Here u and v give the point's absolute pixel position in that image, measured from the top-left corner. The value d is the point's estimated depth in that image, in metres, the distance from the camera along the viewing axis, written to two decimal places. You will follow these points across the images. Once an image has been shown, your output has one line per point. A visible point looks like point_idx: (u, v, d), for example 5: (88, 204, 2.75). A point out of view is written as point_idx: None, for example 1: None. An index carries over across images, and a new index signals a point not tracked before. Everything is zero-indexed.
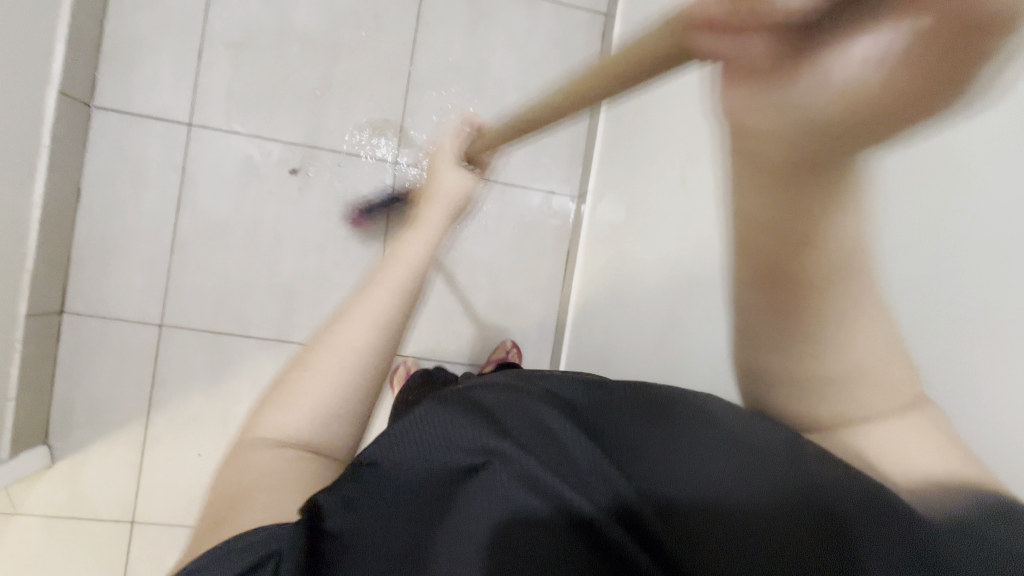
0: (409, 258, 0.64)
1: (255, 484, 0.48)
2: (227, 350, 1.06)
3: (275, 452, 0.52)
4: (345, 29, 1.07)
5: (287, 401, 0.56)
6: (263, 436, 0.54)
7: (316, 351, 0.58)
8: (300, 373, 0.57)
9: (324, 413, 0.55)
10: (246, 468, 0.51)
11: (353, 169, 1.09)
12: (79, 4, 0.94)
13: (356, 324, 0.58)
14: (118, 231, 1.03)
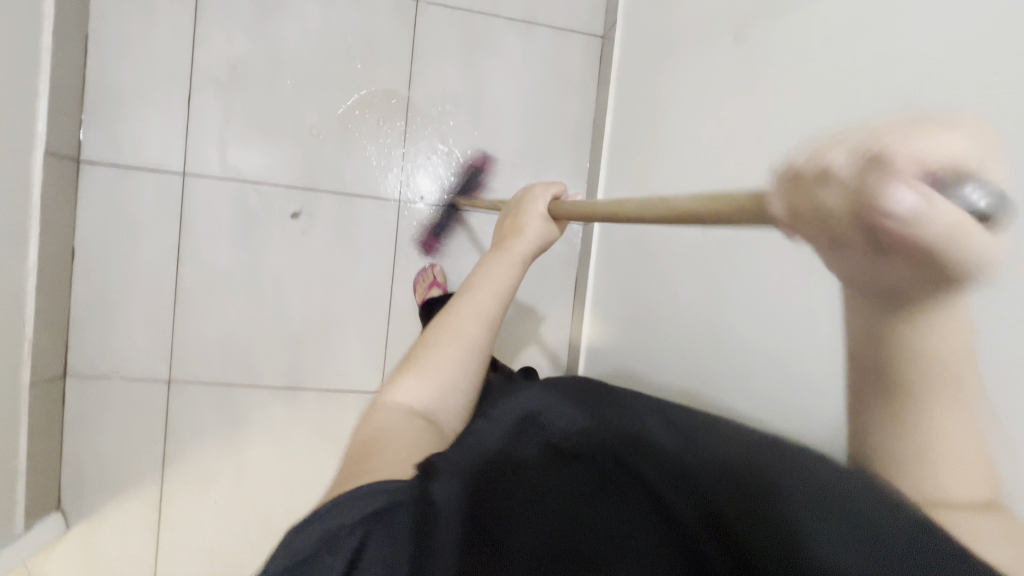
0: (500, 288, 0.66)
1: (394, 442, 0.53)
2: (239, 400, 1.04)
3: (402, 418, 0.57)
4: (338, 66, 1.04)
5: (419, 375, 0.61)
6: (397, 403, 0.59)
7: (434, 333, 0.64)
8: (433, 348, 0.63)
9: (445, 388, 0.61)
10: (384, 425, 0.56)
11: (355, 208, 1.07)
12: (58, 57, 0.89)
13: (465, 323, 0.64)
14: (117, 287, 0.99)
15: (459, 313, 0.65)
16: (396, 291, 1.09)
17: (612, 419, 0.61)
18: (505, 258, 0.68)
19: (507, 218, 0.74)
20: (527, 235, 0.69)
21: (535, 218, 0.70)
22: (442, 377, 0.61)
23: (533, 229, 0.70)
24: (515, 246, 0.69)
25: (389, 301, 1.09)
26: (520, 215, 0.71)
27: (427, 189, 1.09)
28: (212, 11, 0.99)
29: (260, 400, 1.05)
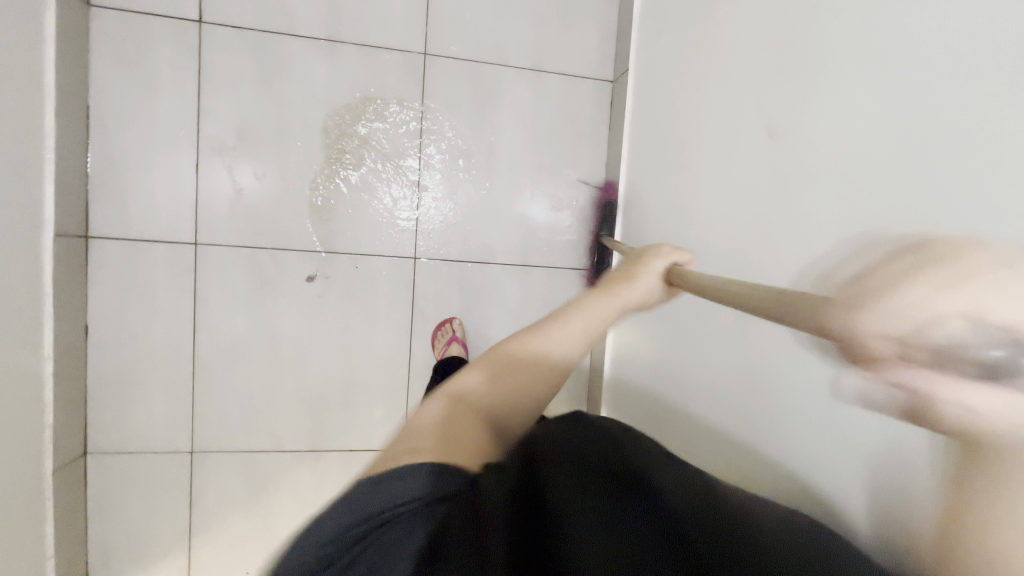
0: (595, 321, 0.62)
1: (461, 434, 0.48)
2: (263, 466, 1.04)
3: (465, 409, 0.52)
4: (347, 124, 1.03)
5: (491, 370, 0.56)
6: (465, 393, 0.54)
7: (514, 343, 0.59)
8: (508, 351, 0.58)
9: (515, 401, 0.55)
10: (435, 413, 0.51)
11: (370, 268, 1.06)
12: (62, 135, 0.87)
13: (546, 343, 0.58)
14: (135, 362, 0.98)
15: (548, 337, 0.59)
16: (415, 349, 1.09)
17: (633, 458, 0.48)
18: (609, 302, 0.64)
19: (623, 262, 0.71)
20: (637, 287, 0.66)
21: (653, 274, 0.68)
22: (515, 395, 0.55)
23: (645, 280, 0.67)
24: (625, 295, 0.65)
25: (409, 358, 1.08)
26: (638, 264, 0.69)
27: (442, 244, 1.08)
28: (215, 75, 0.97)
29: (284, 464, 1.05)
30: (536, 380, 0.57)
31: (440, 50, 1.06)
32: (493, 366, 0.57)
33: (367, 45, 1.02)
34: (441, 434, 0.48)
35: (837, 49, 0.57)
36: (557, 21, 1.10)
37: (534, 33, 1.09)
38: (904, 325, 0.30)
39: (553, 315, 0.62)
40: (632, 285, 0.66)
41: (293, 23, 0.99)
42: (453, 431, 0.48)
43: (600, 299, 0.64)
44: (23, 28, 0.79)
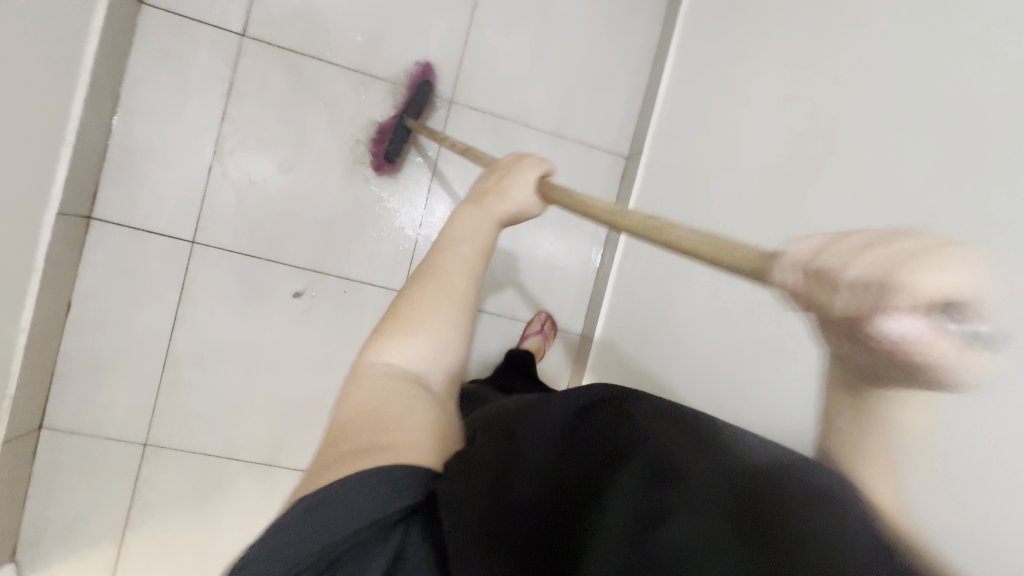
0: (468, 249, 0.58)
1: (407, 418, 0.47)
2: (213, 472, 1.03)
3: (393, 388, 0.50)
4: (362, 153, 1.05)
5: (415, 334, 0.54)
6: (384, 370, 0.52)
7: (406, 300, 0.56)
8: (413, 306, 0.55)
9: (442, 357, 0.55)
10: (364, 395, 0.49)
11: (358, 295, 1.07)
12: (86, 122, 0.90)
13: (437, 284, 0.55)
14: (109, 346, 0.99)
15: (436, 289, 0.56)
16: None
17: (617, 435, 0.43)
18: (478, 214, 0.60)
19: (490, 172, 0.65)
20: (513, 201, 0.61)
21: (527, 183, 0.62)
22: (431, 340, 0.54)
23: (523, 198, 0.61)
24: (494, 204, 0.60)
25: None
26: (509, 172, 0.63)
27: None
28: (246, 87, 1.00)
29: (235, 474, 1.04)
30: (444, 332, 0.55)
31: (465, 100, 1.09)
32: (388, 333, 0.54)
33: (396, 84, 1.06)
34: (430, 429, 0.47)
35: (891, 103, 0.58)
36: (583, 92, 1.13)
37: (559, 100, 1.12)
38: (941, 284, 0.25)
39: (429, 257, 0.59)
40: (501, 201, 0.60)
41: (330, 51, 1.03)
42: (368, 416, 0.47)
43: (468, 223, 0.59)
44: (67, 17, 0.83)
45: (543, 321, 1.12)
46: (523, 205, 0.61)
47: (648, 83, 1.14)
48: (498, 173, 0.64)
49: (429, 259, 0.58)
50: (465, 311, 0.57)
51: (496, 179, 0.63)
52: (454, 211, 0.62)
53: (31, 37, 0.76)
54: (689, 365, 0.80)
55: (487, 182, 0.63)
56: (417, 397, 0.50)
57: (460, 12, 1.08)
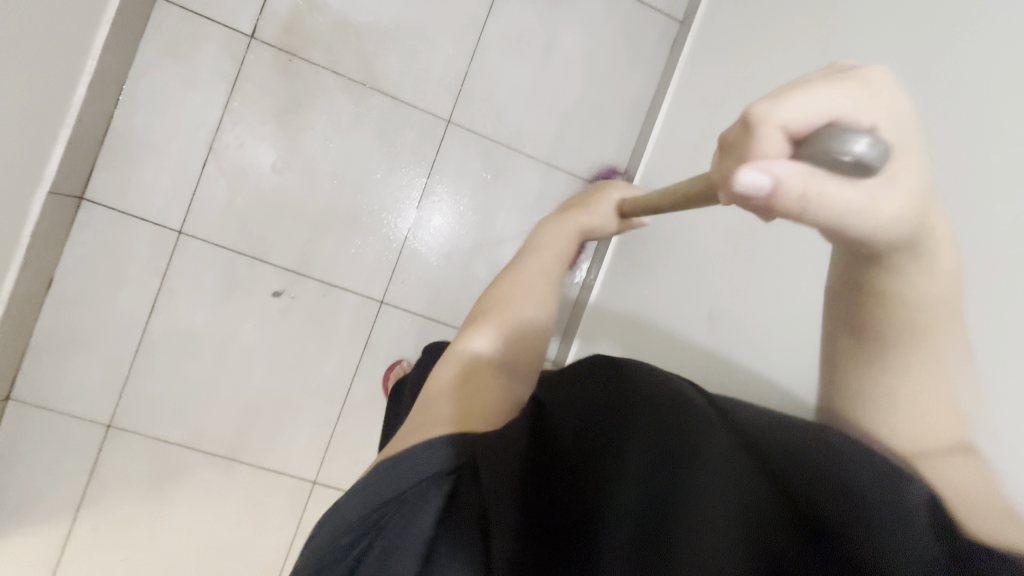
0: (548, 258, 0.77)
1: (479, 395, 0.60)
2: (175, 459, 1.04)
3: (476, 369, 0.64)
4: (355, 163, 1.08)
5: (490, 324, 0.69)
6: (472, 352, 0.66)
7: (502, 290, 0.73)
8: (501, 298, 0.72)
9: (511, 348, 0.68)
10: (445, 375, 0.64)
11: (337, 300, 1.08)
12: (88, 106, 0.93)
13: (529, 277, 0.74)
14: (84, 325, 1.00)
15: (522, 289, 0.73)
16: (355, 389, 1.10)
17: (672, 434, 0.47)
18: (561, 230, 0.78)
19: (580, 197, 0.86)
20: (594, 215, 0.78)
21: (610, 202, 0.79)
22: (508, 330, 0.69)
23: (599, 214, 0.78)
24: (577, 218, 0.79)
25: (347, 395, 1.10)
26: (600, 193, 0.82)
27: (411, 296, 1.11)
28: (249, 87, 1.03)
29: (195, 464, 1.05)
30: (526, 326, 0.70)
31: (462, 122, 1.11)
32: (477, 325, 0.70)
33: (397, 99, 1.09)
34: (461, 405, 0.58)
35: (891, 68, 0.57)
36: (579, 125, 1.16)
37: (555, 130, 1.15)
38: (800, 119, 0.29)
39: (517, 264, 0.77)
40: (584, 215, 0.78)
41: (335, 61, 1.06)
42: (452, 392, 0.61)
43: (553, 235, 0.79)
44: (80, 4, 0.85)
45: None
46: (603, 219, 0.78)
47: (643, 123, 1.16)
48: (585, 198, 0.84)
49: (518, 267, 0.76)
50: (544, 310, 0.73)
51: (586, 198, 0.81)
52: (544, 224, 0.82)
53: (40, 21, 0.78)
54: (683, 311, 0.86)
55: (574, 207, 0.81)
56: (494, 380, 0.63)
57: (466, 36, 1.10)
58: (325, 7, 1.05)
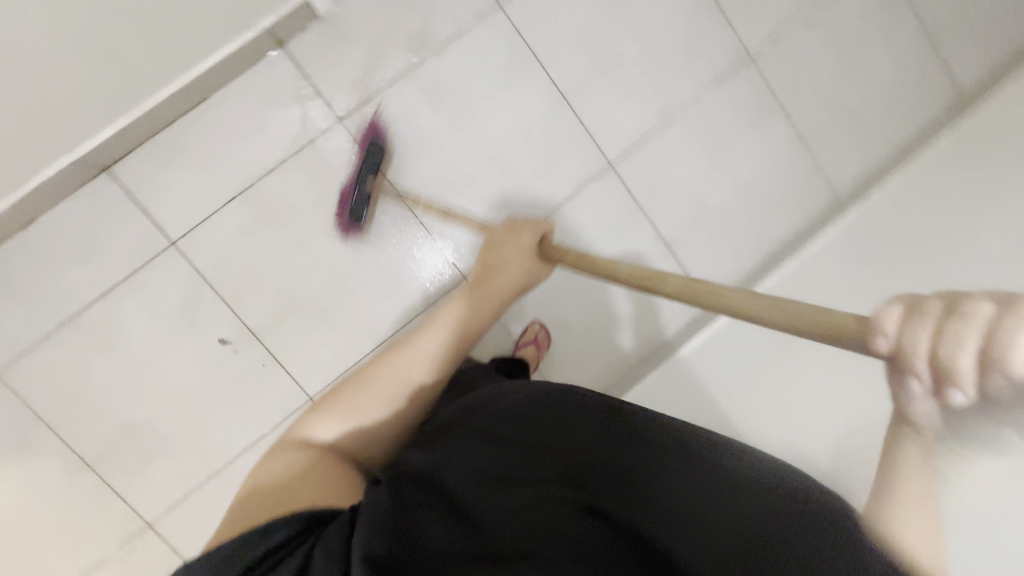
0: (428, 345, 0.69)
1: (316, 478, 0.55)
2: (38, 434, 1.01)
3: (318, 454, 0.58)
4: (362, 267, 1.09)
5: (347, 411, 0.63)
6: (311, 440, 0.61)
7: (375, 368, 0.67)
8: (373, 375, 0.66)
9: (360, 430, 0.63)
10: (275, 463, 0.57)
11: (270, 376, 1.07)
12: (155, 108, 0.95)
13: (413, 360, 0.68)
14: (31, 275, 0.99)
15: (393, 365, 0.67)
16: (236, 461, 1.08)
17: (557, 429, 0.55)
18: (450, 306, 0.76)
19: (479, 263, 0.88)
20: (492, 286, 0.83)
21: (516, 256, 0.88)
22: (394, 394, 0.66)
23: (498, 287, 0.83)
24: (483, 290, 0.81)
25: (225, 463, 1.07)
26: (504, 246, 0.90)
27: None
28: (311, 159, 1.06)
29: (52, 450, 1.02)
30: (394, 395, 0.66)
31: None
32: (334, 407, 0.64)
33: (431, 236, 1.11)
34: (295, 484, 0.54)
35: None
36: (574, 341, 1.19)
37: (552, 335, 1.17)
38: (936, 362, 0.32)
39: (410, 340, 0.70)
40: (494, 275, 0.84)
41: (399, 177, 1.09)
42: (291, 483, 0.54)
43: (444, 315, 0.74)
44: (184, 39, 0.90)
45: (537, 332, 1.15)
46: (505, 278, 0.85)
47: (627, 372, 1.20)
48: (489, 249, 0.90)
49: (393, 351, 0.69)
50: (429, 389, 0.68)
51: (494, 249, 0.91)
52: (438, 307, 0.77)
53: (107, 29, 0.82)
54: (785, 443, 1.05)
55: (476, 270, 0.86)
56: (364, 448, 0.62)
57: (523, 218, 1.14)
58: (416, 132, 1.09)
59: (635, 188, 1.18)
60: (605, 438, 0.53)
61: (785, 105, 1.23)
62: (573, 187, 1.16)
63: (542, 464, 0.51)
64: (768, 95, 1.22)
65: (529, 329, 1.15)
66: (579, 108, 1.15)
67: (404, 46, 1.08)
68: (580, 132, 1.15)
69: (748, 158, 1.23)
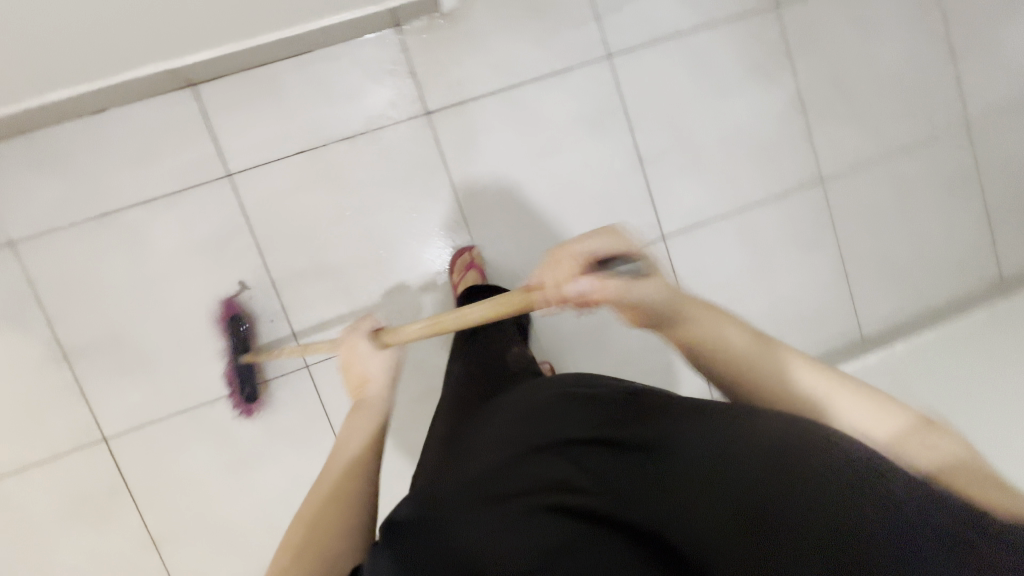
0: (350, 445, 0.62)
1: None
2: (29, 313, 0.99)
3: None
4: (399, 255, 1.10)
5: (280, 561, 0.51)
6: None
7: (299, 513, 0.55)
8: (297, 521, 0.55)
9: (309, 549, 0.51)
10: None
11: (275, 330, 1.06)
12: (260, 47, 0.96)
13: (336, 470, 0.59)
14: (82, 161, 0.98)
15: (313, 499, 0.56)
16: (212, 403, 1.06)
17: (540, 427, 0.52)
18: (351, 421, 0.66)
19: (344, 379, 0.72)
20: (371, 397, 0.69)
21: (366, 352, 0.71)
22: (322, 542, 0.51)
23: (376, 394, 0.68)
24: (366, 400, 0.68)
25: (202, 401, 1.06)
26: (352, 361, 0.71)
27: (329, 382, 1.10)
28: (387, 140, 1.07)
29: (35, 334, 1.00)
30: (325, 513, 0.54)
31: None
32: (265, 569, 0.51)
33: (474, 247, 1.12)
34: None
35: None
36: None
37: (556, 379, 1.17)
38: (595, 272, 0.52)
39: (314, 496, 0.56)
40: (372, 381, 0.69)
41: (463, 182, 1.11)
42: None
43: (351, 429, 0.64)
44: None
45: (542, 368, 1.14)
46: (373, 376, 0.69)
47: None
48: (346, 369, 0.72)
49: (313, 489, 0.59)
50: (364, 475, 0.59)
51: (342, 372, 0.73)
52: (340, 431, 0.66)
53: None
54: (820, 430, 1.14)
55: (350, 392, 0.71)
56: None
57: None
58: (493, 146, 1.11)
59: (678, 264, 1.20)
60: (606, 443, 0.47)
61: (840, 233, 1.26)
62: None
63: (533, 474, 0.47)
64: (826, 220, 1.25)
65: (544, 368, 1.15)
66: (650, 175, 1.17)
67: (509, 66, 1.10)
68: (644, 197, 1.18)
69: (789, 272, 1.25)
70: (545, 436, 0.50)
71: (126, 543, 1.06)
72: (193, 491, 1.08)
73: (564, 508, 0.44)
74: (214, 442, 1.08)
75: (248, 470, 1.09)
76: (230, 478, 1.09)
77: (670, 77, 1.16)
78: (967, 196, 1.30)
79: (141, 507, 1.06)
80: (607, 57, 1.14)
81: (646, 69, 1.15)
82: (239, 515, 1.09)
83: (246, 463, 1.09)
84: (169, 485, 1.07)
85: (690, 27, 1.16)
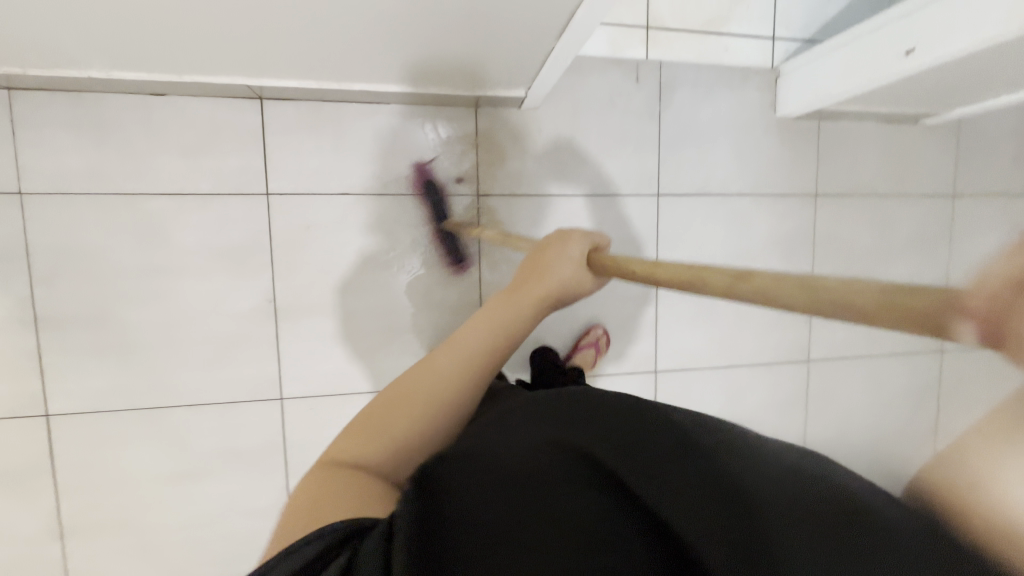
0: (488, 338, 0.62)
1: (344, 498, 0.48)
2: (15, 265, 0.94)
3: (344, 474, 0.52)
4: (406, 319, 1.10)
5: (371, 427, 0.56)
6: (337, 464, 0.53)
7: (395, 386, 0.60)
8: (396, 392, 0.59)
9: (401, 434, 0.55)
10: (314, 485, 0.51)
11: (261, 355, 1.05)
12: (341, 89, 0.97)
13: (455, 358, 0.61)
14: (126, 137, 0.96)
15: (422, 371, 0.60)
16: (172, 407, 1.03)
17: (579, 409, 0.50)
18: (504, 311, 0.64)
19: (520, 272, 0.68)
20: (534, 293, 0.65)
21: (565, 261, 0.66)
22: (391, 443, 0.55)
23: (541, 294, 0.65)
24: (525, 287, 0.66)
25: (163, 403, 1.02)
26: (545, 255, 0.67)
27: (297, 420, 1.07)
28: (415, 206, 1.08)
29: (14, 288, 0.95)
30: (430, 399, 0.58)
31: None
32: (358, 425, 0.57)
33: None
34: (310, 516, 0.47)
35: None
36: None
37: None
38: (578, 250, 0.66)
39: (390, 400, 0.58)
40: (537, 283, 0.65)
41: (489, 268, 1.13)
42: (325, 499, 0.48)
43: (491, 312, 0.65)
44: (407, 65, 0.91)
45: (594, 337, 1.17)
46: (556, 279, 0.65)
47: None
48: (534, 262, 0.68)
49: (423, 362, 0.62)
50: (471, 377, 0.60)
51: (533, 259, 0.69)
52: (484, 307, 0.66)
53: (344, 30, 0.79)
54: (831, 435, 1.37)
55: (518, 281, 0.67)
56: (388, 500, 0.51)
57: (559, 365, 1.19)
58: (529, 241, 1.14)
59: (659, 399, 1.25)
60: (656, 441, 0.45)
61: (809, 412, 1.34)
62: (614, 367, 1.22)
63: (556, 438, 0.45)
64: (801, 397, 1.33)
65: (592, 332, 1.17)
66: (661, 311, 1.23)
67: (566, 174, 1.15)
68: (650, 329, 1.23)
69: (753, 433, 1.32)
70: (564, 426, 0.47)
71: (35, 525, 1.00)
72: (121, 489, 1.03)
73: (590, 476, 0.41)
74: (163, 446, 1.03)
75: (189, 483, 1.05)
76: (164, 486, 1.04)
77: (707, 229, 1.23)
78: (923, 408, 1.42)
79: (60, 492, 1.00)
80: (657, 195, 1.19)
81: (688, 215, 1.22)
82: (162, 526, 1.05)
83: (185, 475, 1.05)
84: (98, 477, 1.02)
85: (736, 190, 1.23)
